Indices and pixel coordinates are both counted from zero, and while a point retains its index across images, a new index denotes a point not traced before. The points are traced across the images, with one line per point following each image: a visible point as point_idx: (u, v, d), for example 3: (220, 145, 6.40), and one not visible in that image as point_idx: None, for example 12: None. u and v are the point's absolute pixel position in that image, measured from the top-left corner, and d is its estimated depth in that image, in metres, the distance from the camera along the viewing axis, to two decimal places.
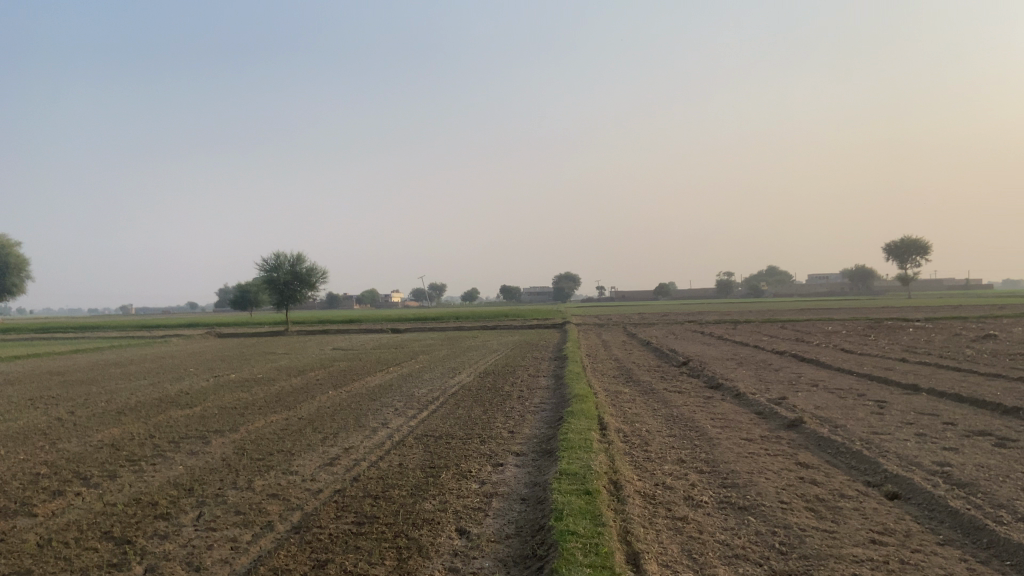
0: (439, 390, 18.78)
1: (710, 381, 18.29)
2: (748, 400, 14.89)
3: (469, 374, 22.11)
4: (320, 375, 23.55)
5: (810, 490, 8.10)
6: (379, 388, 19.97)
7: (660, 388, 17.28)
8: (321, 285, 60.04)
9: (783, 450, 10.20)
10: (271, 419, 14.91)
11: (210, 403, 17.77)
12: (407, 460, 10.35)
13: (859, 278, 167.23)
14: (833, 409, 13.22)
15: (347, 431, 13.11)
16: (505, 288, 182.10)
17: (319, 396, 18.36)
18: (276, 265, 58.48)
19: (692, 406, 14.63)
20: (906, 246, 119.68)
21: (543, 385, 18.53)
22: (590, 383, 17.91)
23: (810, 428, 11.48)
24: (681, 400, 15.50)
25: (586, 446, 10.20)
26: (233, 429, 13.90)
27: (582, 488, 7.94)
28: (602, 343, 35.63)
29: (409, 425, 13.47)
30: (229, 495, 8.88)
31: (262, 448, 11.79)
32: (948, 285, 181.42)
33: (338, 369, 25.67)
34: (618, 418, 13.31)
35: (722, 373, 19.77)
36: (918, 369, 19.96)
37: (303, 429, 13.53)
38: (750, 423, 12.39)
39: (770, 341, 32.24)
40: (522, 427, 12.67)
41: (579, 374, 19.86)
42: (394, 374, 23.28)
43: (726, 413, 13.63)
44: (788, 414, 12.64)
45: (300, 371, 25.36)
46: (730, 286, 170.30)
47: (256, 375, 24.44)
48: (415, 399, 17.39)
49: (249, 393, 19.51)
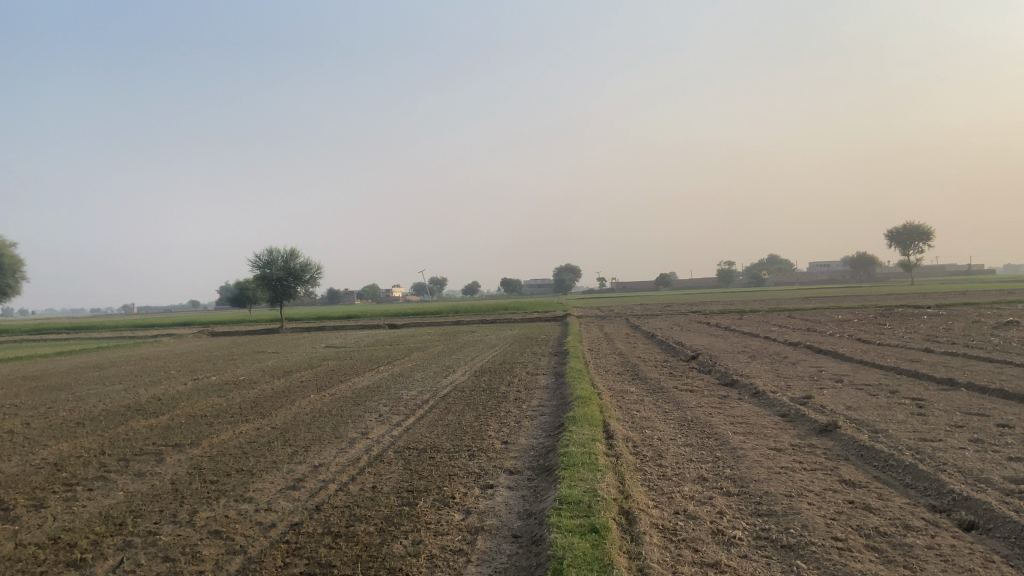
0: (430, 392, 17.31)
1: (724, 377, 16.80)
2: (769, 399, 13.39)
3: (464, 373, 20.64)
4: (305, 376, 22.07)
5: (866, 520, 6.63)
6: (365, 389, 18.49)
7: (669, 386, 15.78)
8: (316, 280, 58.63)
9: (822, 464, 8.70)
10: (240, 430, 13.43)
11: (179, 411, 16.29)
12: (381, 483, 8.84)
13: (861, 266, 165.58)
14: (868, 411, 11.74)
15: (321, 444, 11.63)
16: (506, 281, 180.79)
17: (299, 401, 16.87)
18: (270, 260, 56.98)
19: (707, 408, 13.14)
20: (911, 232, 117.93)
21: (542, 384, 17.00)
22: (593, 382, 16.40)
23: (848, 435, 10.00)
24: (694, 400, 14.03)
25: (590, 463, 8.70)
26: (195, 443, 12.43)
27: (586, 524, 6.45)
28: (604, 336, 34.22)
29: (391, 435, 12.00)
30: (162, 534, 7.40)
31: (220, 467, 10.32)
32: (951, 271, 179.73)
33: (325, 369, 24.18)
34: (625, 423, 11.81)
35: (737, 368, 18.26)
36: (948, 361, 18.46)
37: (272, 442, 12.06)
38: (776, 428, 10.92)
39: (781, 332, 30.72)
40: (517, 437, 11.18)
41: (581, 371, 18.34)
42: (384, 374, 21.81)
43: (746, 416, 12.15)
44: (818, 418, 11.17)
45: (285, 372, 23.86)
46: (732, 275, 168.63)
47: (238, 377, 22.94)
48: (403, 402, 15.90)
49: (225, 399, 18.03)
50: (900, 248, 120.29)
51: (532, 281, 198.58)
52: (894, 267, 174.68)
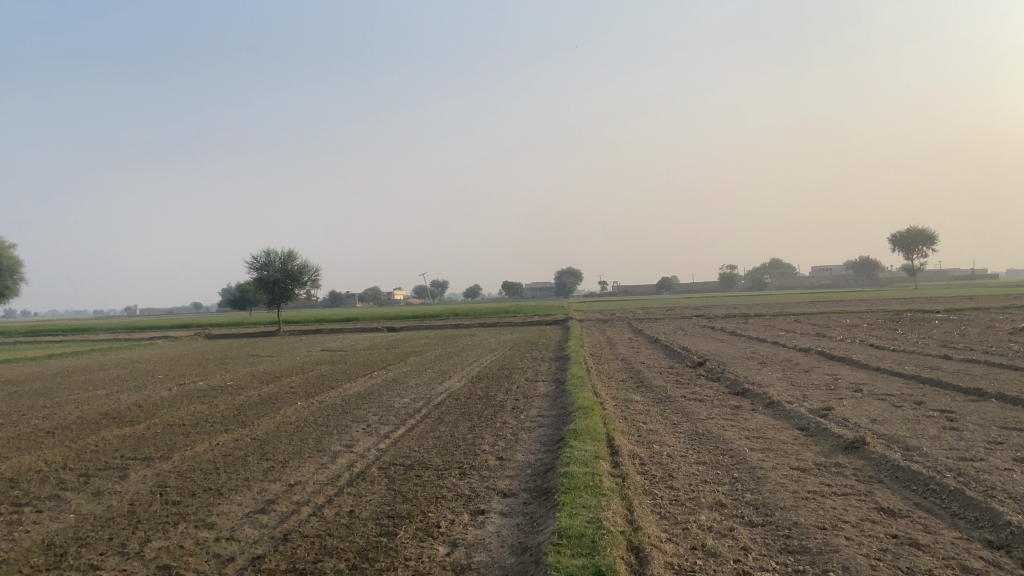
0: (423, 400, 16.37)
1: (735, 386, 15.87)
2: (785, 410, 12.46)
3: (460, 379, 19.70)
4: (294, 382, 21.13)
5: (916, 561, 5.70)
6: (356, 396, 17.56)
7: (677, 395, 14.82)
8: (313, 282, 57.75)
9: (854, 489, 7.76)
10: (216, 441, 12.50)
11: (157, 420, 15.37)
12: (359, 507, 7.91)
13: (864, 270, 164.51)
14: (897, 425, 10.80)
15: (300, 459, 10.68)
16: (507, 284, 180.01)
17: (284, 409, 15.94)
18: (267, 262, 56.12)
19: (719, 419, 12.19)
20: (914, 236, 116.90)
21: (541, 392, 16.06)
22: (596, 390, 15.46)
23: (879, 454, 9.05)
24: (705, 410, 13.09)
25: (595, 486, 7.76)
26: (165, 456, 11.49)
27: (591, 564, 5.51)
28: (607, 340, 33.26)
29: (377, 449, 11.06)
30: (105, 569, 6.46)
31: (185, 486, 9.37)
32: (954, 276, 178.69)
33: (317, 374, 23.24)
34: (631, 437, 10.86)
35: (747, 376, 17.31)
36: (969, 369, 17.51)
37: (248, 455, 11.11)
38: (796, 444, 9.97)
39: (789, 337, 29.77)
40: (513, 452, 10.22)
41: (583, 378, 17.38)
42: (377, 379, 20.88)
43: (762, 429, 11.21)
44: (842, 433, 10.23)
45: (275, 377, 22.93)
46: (734, 279, 167.59)
47: (225, 382, 21.99)
48: (394, 411, 14.95)
49: (208, 406, 17.10)
50: (903, 252, 119.29)
51: (533, 284, 197.76)
52: (898, 272, 173.66)
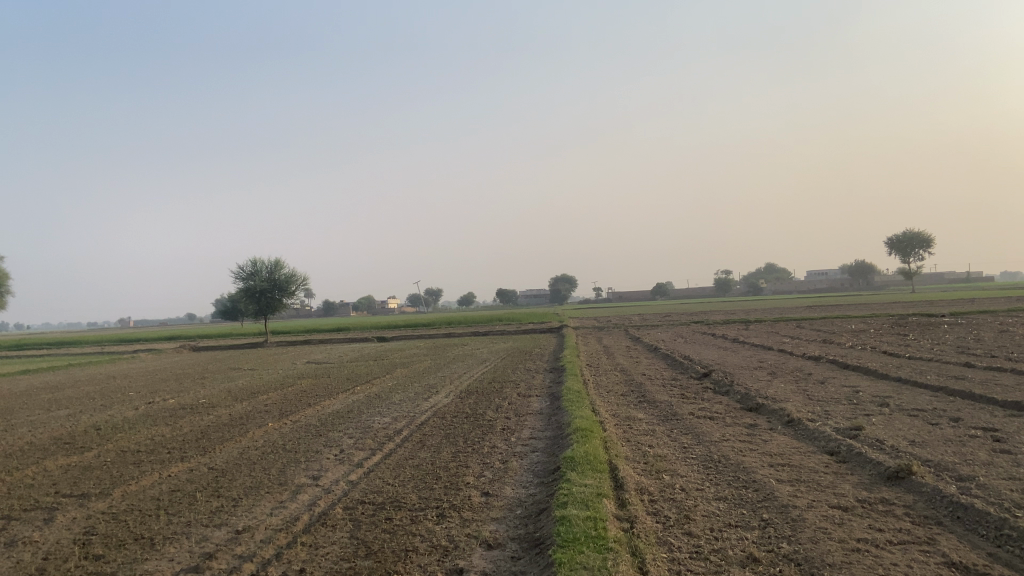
0: (406, 419, 14.97)
1: (746, 400, 14.49)
2: (807, 430, 11.11)
3: (448, 395, 18.29)
4: (270, 399, 19.71)
5: None
6: (333, 416, 16.15)
7: (684, 412, 13.43)
8: (301, 292, 56.31)
9: (913, 537, 6.40)
10: (168, 474, 11.08)
11: (111, 446, 13.94)
12: (313, 564, 6.51)
13: (859, 273, 163.40)
14: (941, 450, 9.45)
15: (257, 496, 9.28)
16: (502, 292, 178.61)
17: (253, 431, 14.50)
18: (253, 271, 54.64)
19: (734, 441, 10.82)
20: (910, 240, 115.84)
21: (535, 410, 14.65)
22: (595, 407, 14.07)
23: (932, 488, 7.72)
24: (717, 430, 11.74)
25: (598, 537, 6.36)
26: (105, 493, 10.07)
27: None
28: (604, 348, 31.89)
29: (347, 483, 9.65)
30: None
31: (114, 534, 7.96)
32: (949, 279, 178.28)
33: (296, 390, 21.76)
34: (636, 466, 9.49)
35: (759, 388, 15.92)
36: (997, 378, 16.18)
37: (199, 492, 9.70)
38: (829, 475, 8.62)
39: (795, 344, 28.39)
40: (501, 486, 8.84)
41: (580, 393, 15.97)
42: (359, 395, 19.46)
43: (787, 454, 9.85)
44: (882, 461, 8.90)
45: (252, 393, 21.44)
46: (729, 285, 166.44)
47: (197, 400, 20.48)
48: (372, 433, 13.54)
49: (170, 429, 15.64)
50: (900, 256, 118.21)
51: (528, 292, 196.45)
52: (894, 275, 173.04)
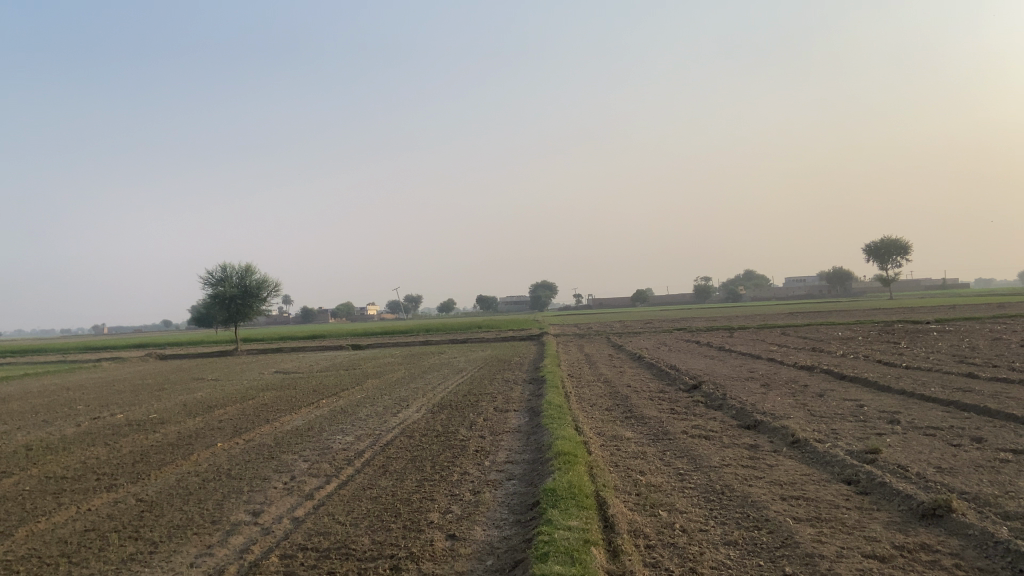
0: (370, 438, 13.57)
1: (743, 416, 13.28)
2: (816, 453, 9.90)
3: (420, 409, 16.92)
4: (226, 414, 18.21)
5: None
6: (291, 434, 14.70)
7: (676, 431, 12.16)
8: (273, 298, 54.58)
9: None
10: (89, 511, 9.62)
11: (35, 472, 12.43)
12: None
13: (836, 280, 164.00)
14: (977, 479, 8.25)
15: (182, 539, 7.86)
16: (482, 298, 177.23)
17: (198, 453, 13.03)
18: (222, 277, 52.86)
19: (736, 466, 9.58)
20: (887, 247, 116.25)
21: (512, 428, 13.29)
22: (578, 425, 12.77)
23: (980, 530, 6.51)
24: (715, 452, 10.49)
25: None
26: (6, 535, 8.60)
27: None
28: (585, 357, 30.69)
29: (290, 522, 8.26)
30: None
31: None
32: (924, 286, 179.79)
33: (257, 403, 20.25)
34: (629, 499, 8.20)
35: (755, 403, 14.71)
36: (1007, 390, 15.10)
37: (115, 536, 8.25)
38: (854, 513, 7.39)
39: (784, 353, 27.32)
40: (471, 527, 7.50)
41: (561, 408, 14.65)
42: (323, 410, 18.03)
43: (799, 483, 8.62)
44: (912, 495, 7.70)
45: (208, 407, 19.90)
46: (709, 291, 166.50)
47: (147, 416, 18.90)
48: (331, 455, 12.13)
49: (107, 451, 14.12)
50: (877, 264, 118.68)
51: (508, 298, 195.21)
52: (871, 283, 174.23)
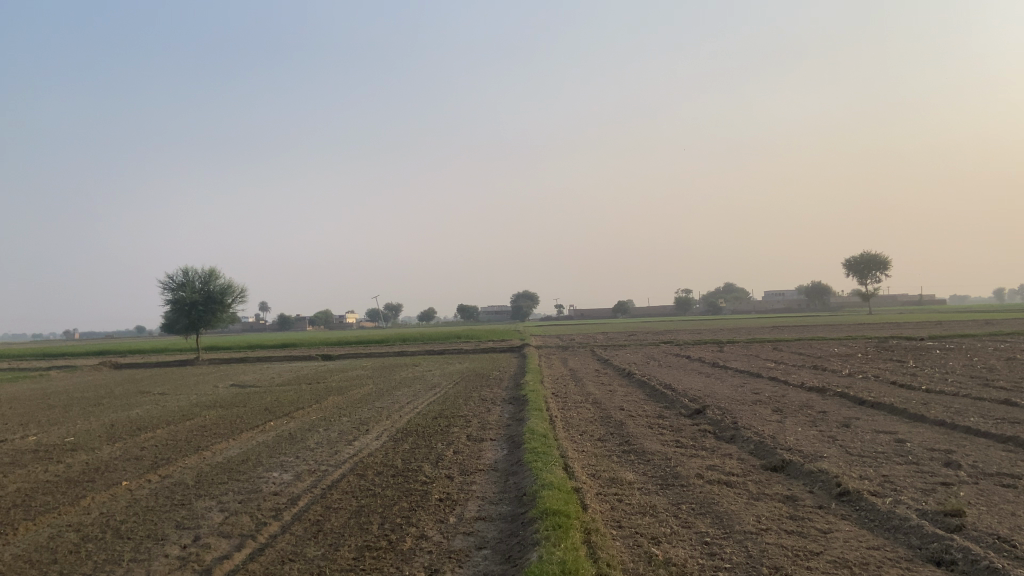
0: (309, 477, 11.05)
1: (766, 455, 10.99)
2: (880, 515, 7.62)
3: (378, 437, 14.39)
4: (153, 438, 15.58)
5: None
6: (218, 468, 12.15)
7: (690, 476, 9.78)
8: (238, 304, 51.63)
9: None
10: None
11: None
12: None
13: (817, 293, 163.18)
14: None
15: None
16: (462, 308, 174.61)
17: (97, 497, 10.47)
18: (184, 281, 50.04)
19: (778, 533, 7.25)
20: (868, 261, 115.11)
21: (487, 468, 10.87)
22: (568, 465, 10.35)
23: None
24: (745, 509, 8.15)
25: None
26: None
27: None
28: (569, 373, 28.34)
29: None
30: None
31: None
32: (904, 301, 179.85)
33: (195, 424, 17.67)
34: None
35: (776, 435, 12.39)
36: None
37: None
38: None
39: (785, 371, 25.11)
40: None
41: (545, 440, 12.25)
42: (267, 435, 15.46)
43: (871, 563, 6.32)
44: None
45: (137, 429, 17.22)
46: (689, 304, 165.25)
47: (61, 439, 16.22)
48: (255, 502, 9.61)
49: None
50: (857, 278, 117.65)
51: (489, 308, 192.60)
52: (851, 298, 173.87)
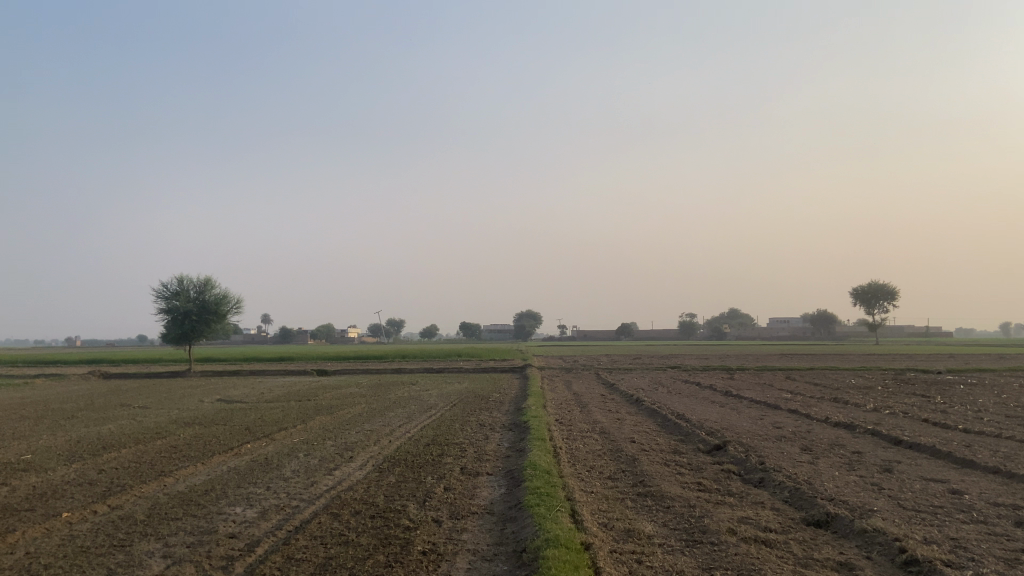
0: (275, 515, 9.55)
1: (804, 506, 9.48)
2: None
3: (360, 467, 12.88)
4: (114, 459, 14.11)
5: None
6: (175, 499, 10.66)
7: (721, 531, 8.27)
8: (233, 315, 50.23)
9: None
10: None
11: None
12: None
13: (822, 322, 161.06)
14: None
15: None
16: (464, 326, 173.06)
17: (26, 533, 8.97)
18: (179, 290, 48.71)
19: None
20: (875, 291, 113.39)
21: (481, 511, 9.37)
22: (576, 513, 8.84)
23: None
24: None
25: None
26: None
27: None
28: (573, 398, 26.81)
29: None
30: None
31: None
32: (911, 332, 177.62)
33: (166, 444, 16.20)
34: None
35: (811, 481, 10.89)
36: None
37: None
38: None
39: (803, 403, 23.51)
40: None
41: (549, 478, 10.76)
42: (240, 460, 13.96)
43: None
44: None
45: (103, 447, 15.74)
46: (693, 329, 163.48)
47: (17, 457, 14.76)
48: (206, 548, 8.10)
49: None
50: (864, 307, 115.82)
51: (492, 327, 191.03)
52: (857, 328, 171.75)
